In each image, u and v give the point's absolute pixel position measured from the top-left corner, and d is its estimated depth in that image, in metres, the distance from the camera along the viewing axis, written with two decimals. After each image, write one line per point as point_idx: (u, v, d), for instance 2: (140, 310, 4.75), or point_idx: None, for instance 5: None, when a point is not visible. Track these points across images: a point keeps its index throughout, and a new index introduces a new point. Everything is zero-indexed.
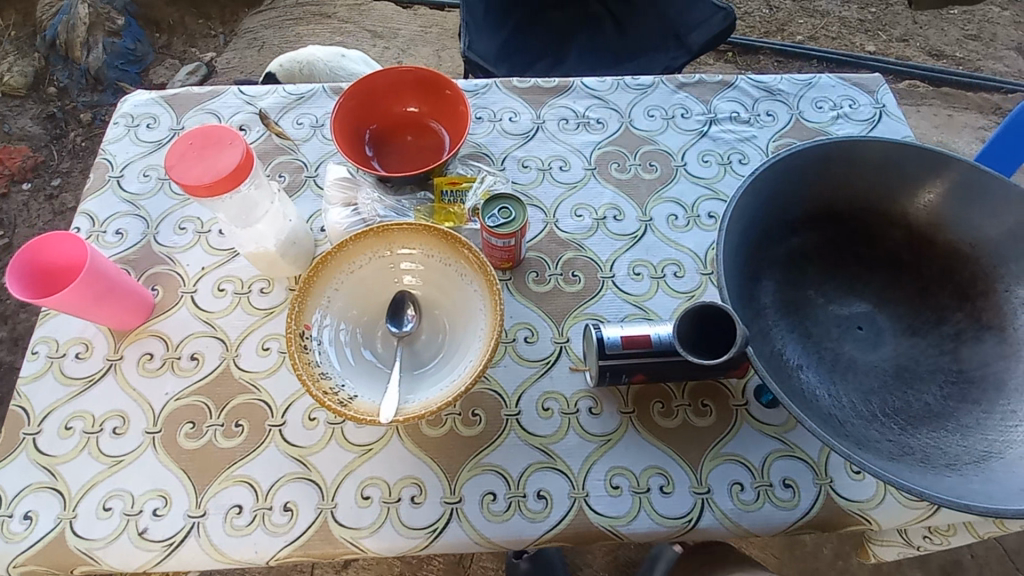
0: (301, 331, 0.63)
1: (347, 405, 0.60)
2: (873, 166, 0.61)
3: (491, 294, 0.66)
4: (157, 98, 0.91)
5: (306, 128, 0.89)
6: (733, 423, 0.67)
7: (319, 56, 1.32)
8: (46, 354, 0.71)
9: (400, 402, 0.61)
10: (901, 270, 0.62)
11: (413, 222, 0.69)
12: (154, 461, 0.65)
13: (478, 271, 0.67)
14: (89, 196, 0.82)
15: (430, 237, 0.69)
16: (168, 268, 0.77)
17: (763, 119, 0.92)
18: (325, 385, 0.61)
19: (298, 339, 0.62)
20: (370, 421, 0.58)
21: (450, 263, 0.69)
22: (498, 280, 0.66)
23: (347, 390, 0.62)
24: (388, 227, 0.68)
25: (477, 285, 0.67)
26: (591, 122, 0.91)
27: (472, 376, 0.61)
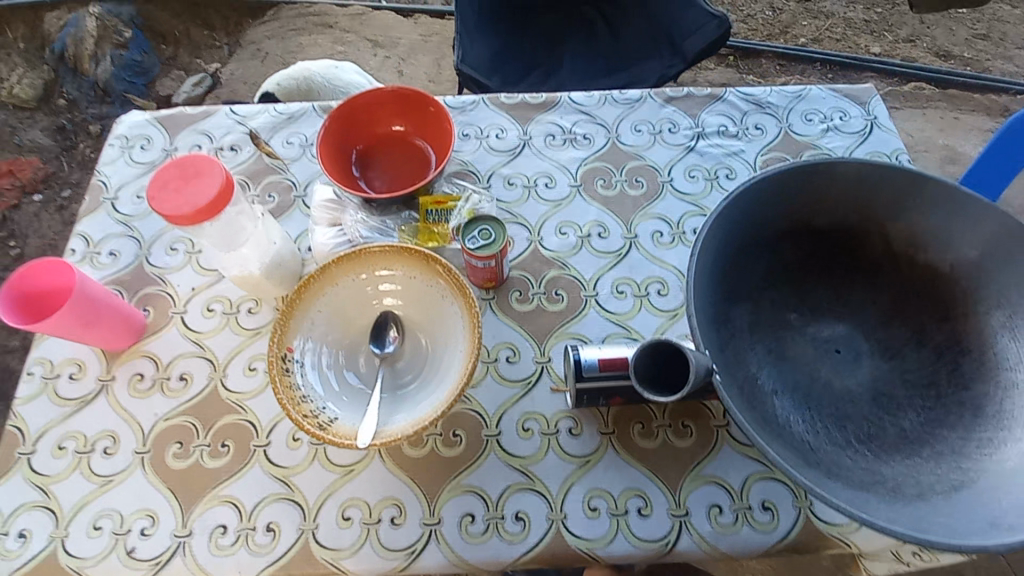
0: (283, 354, 0.64)
1: (327, 428, 0.61)
2: (852, 187, 0.60)
3: (469, 316, 0.66)
4: (151, 120, 0.92)
5: (296, 148, 0.90)
6: (713, 444, 0.66)
7: (314, 69, 1.34)
8: (41, 375, 0.73)
9: (378, 425, 0.62)
10: (882, 291, 0.62)
11: (393, 244, 0.70)
12: (143, 481, 0.66)
13: (458, 292, 0.68)
14: (84, 218, 0.84)
15: (411, 259, 0.70)
16: (160, 289, 0.79)
17: (751, 132, 0.91)
18: (305, 408, 0.62)
19: (279, 363, 0.64)
20: (348, 446, 0.59)
21: (430, 284, 0.70)
22: (477, 302, 0.67)
23: (328, 413, 0.63)
24: (370, 249, 0.69)
25: (457, 307, 0.68)
26: (578, 138, 0.91)
27: (450, 399, 0.61)
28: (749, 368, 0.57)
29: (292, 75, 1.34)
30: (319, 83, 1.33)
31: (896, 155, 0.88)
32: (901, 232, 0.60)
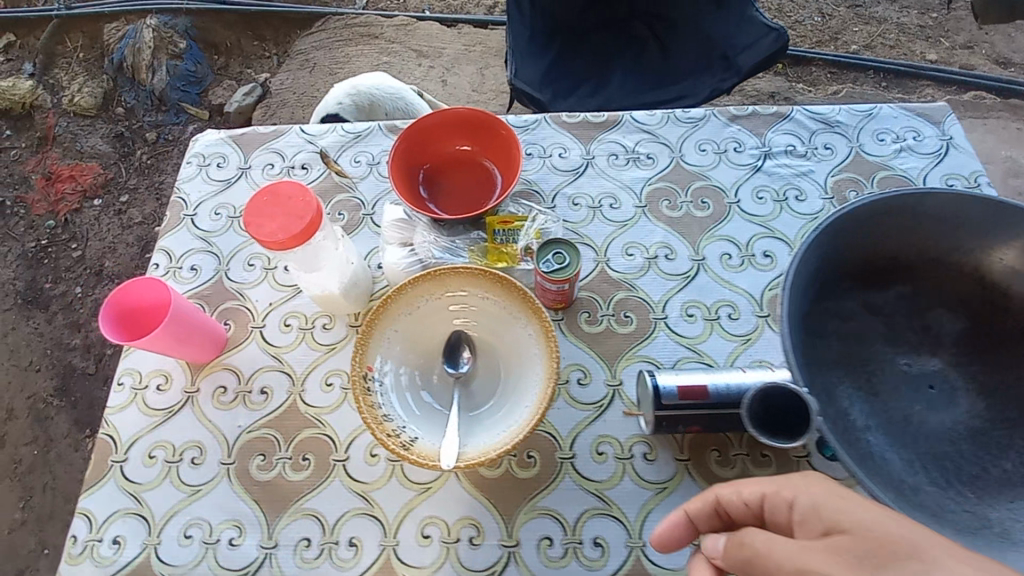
0: (364, 373, 0.66)
1: (410, 448, 0.63)
2: (949, 222, 0.58)
3: (546, 340, 0.67)
4: (226, 138, 0.96)
5: (364, 166, 0.92)
6: (793, 476, 0.68)
7: (363, 81, 1.39)
8: (131, 386, 0.76)
9: (460, 446, 0.64)
10: (972, 327, 0.60)
11: (467, 266, 0.71)
12: (229, 491, 0.69)
13: (532, 315, 0.69)
14: (166, 234, 0.87)
15: (485, 281, 0.71)
16: (238, 303, 0.82)
17: (821, 152, 0.89)
18: (387, 428, 0.64)
19: (361, 382, 0.65)
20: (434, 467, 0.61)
21: (504, 307, 0.71)
22: (553, 326, 0.68)
23: (408, 433, 0.65)
24: (445, 270, 0.71)
25: (532, 330, 0.69)
26: (641, 157, 0.90)
27: (531, 423, 0.63)
28: (836, 403, 0.56)
29: (352, 91, 1.37)
30: (378, 98, 1.36)
31: (975, 178, 0.86)
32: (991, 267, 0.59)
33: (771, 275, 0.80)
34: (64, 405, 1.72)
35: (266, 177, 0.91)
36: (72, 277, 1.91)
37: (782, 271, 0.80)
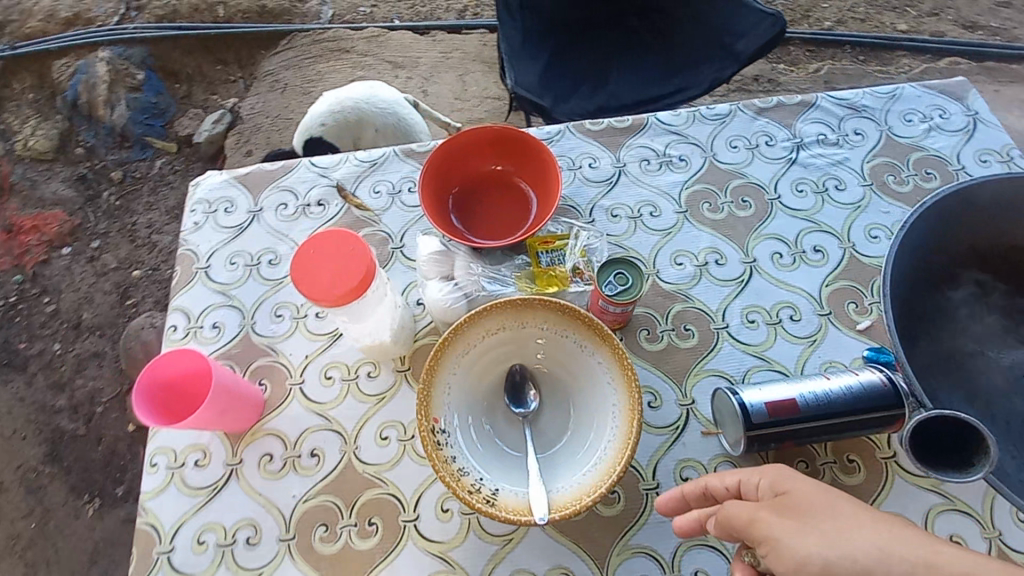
0: (432, 426, 0.61)
1: (495, 502, 0.59)
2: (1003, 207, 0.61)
3: (620, 366, 0.63)
4: (231, 180, 0.90)
5: (384, 196, 0.86)
6: (885, 479, 0.66)
7: (349, 94, 1.19)
8: (166, 466, 0.70)
9: (547, 492, 0.59)
10: None
11: (523, 297, 0.66)
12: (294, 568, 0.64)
13: (600, 341, 0.65)
14: (179, 292, 0.81)
15: (545, 310, 0.66)
16: (271, 360, 0.76)
17: (852, 139, 0.88)
18: (466, 483, 0.60)
19: (431, 436, 0.61)
20: (525, 521, 0.57)
21: (567, 335, 0.66)
22: (626, 350, 0.63)
23: (488, 485, 0.60)
24: (501, 304, 0.66)
25: (602, 357, 0.65)
26: (673, 160, 0.87)
27: (619, 459, 0.59)
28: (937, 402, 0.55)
29: (336, 108, 1.18)
30: (368, 114, 1.18)
31: (1007, 151, 0.86)
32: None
33: (824, 271, 0.78)
34: (56, 471, 1.51)
35: (280, 219, 0.86)
36: (36, 335, 1.69)
37: (834, 266, 0.78)
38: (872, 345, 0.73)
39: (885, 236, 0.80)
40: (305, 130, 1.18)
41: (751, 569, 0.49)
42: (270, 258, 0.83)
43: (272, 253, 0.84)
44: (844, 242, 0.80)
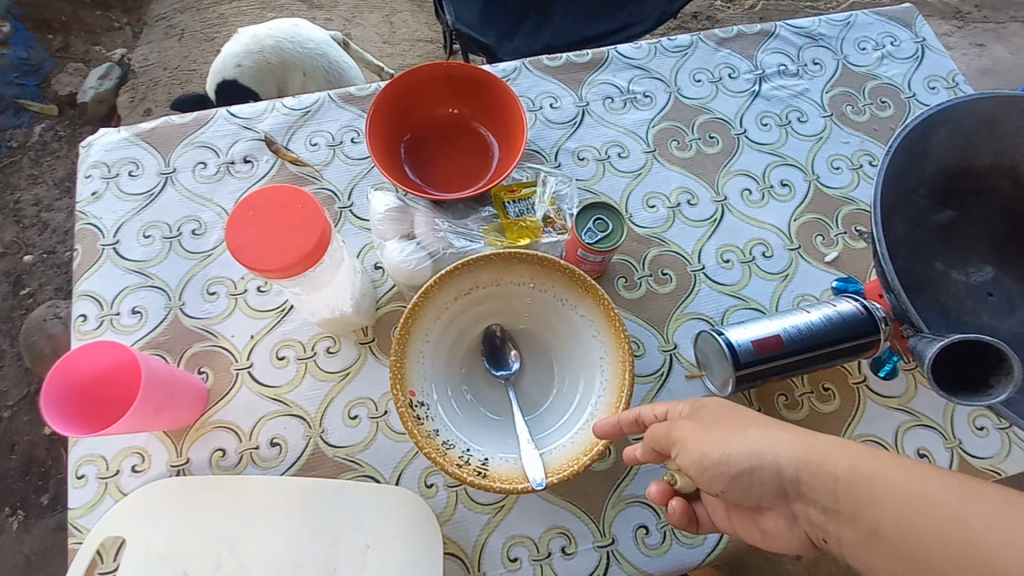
0: (409, 401, 0.56)
1: (486, 473, 0.54)
2: (979, 125, 0.61)
3: (606, 317, 0.59)
4: (132, 138, 0.76)
5: (323, 149, 0.76)
6: (858, 404, 0.68)
7: (270, 31, 1.04)
8: (96, 477, 0.61)
9: (540, 455, 0.56)
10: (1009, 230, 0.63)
11: (497, 252, 0.60)
12: (263, 553, 0.57)
13: (582, 293, 0.60)
14: (83, 275, 0.69)
15: (521, 265, 0.61)
16: (211, 344, 0.66)
17: (811, 69, 0.87)
18: (453, 457, 0.55)
19: (409, 411, 0.55)
20: (521, 489, 0.53)
21: (545, 289, 0.61)
22: (611, 300, 0.59)
23: (477, 455, 0.56)
24: (471, 261, 0.60)
25: (585, 310, 0.60)
26: (638, 97, 0.83)
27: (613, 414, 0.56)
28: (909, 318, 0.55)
29: (253, 44, 1.03)
30: (291, 52, 1.03)
31: (953, 77, 0.87)
32: (1006, 169, 0.62)
33: (792, 205, 0.77)
34: None
35: (200, 180, 0.74)
36: None
37: (801, 200, 0.78)
38: (840, 275, 0.73)
39: (846, 166, 0.80)
40: (219, 72, 1.03)
41: (667, 484, 0.54)
42: (193, 227, 0.72)
43: (194, 222, 0.72)
44: (809, 175, 0.79)
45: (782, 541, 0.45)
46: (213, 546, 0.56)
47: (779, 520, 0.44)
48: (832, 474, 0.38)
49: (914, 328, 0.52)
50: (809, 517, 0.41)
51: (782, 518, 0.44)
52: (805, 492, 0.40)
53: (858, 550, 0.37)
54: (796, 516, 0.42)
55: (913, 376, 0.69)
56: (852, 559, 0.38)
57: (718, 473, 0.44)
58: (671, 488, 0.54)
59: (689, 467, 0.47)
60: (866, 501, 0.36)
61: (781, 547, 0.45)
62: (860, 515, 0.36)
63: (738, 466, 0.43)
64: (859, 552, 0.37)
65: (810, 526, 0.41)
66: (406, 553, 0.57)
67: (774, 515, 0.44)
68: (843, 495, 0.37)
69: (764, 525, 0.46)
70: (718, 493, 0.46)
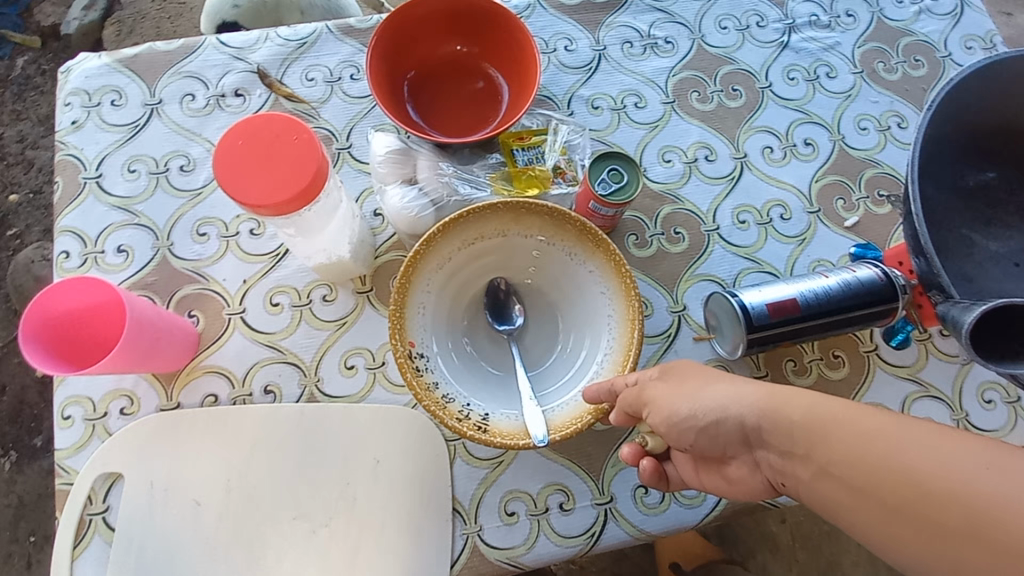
0: (408, 352, 0.54)
1: (486, 428, 0.53)
2: None
3: (616, 273, 0.56)
4: (114, 64, 0.71)
5: (321, 86, 0.71)
6: (867, 372, 0.66)
7: None
8: (83, 418, 0.59)
9: (542, 412, 0.54)
10: None
11: (505, 202, 0.57)
12: (273, 478, 0.57)
13: (592, 248, 0.57)
14: (65, 210, 0.65)
15: (530, 216, 0.57)
16: (201, 287, 0.63)
17: (844, 21, 0.81)
18: (454, 411, 0.53)
19: (408, 362, 0.53)
20: (522, 445, 0.52)
21: (554, 243, 0.58)
22: (622, 257, 0.56)
23: (477, 411, 0.54)
24: (478, 209, 0.56)
25: (594, 266, 0.58)
26: (659, 43, 0.77)
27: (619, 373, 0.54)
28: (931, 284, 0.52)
29: None
30: None
31: (991, 37, 0.82)
32: None
33: (814, 165, 0.74)
34: None
35: (188, 114, 0.69)
36: None
37: (824, 160, 0.74)
38: (858, 241, 0.71)
39: (873, 127, 0.76)
40: (215, 12, 0.95)
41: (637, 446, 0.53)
42: (181, 162, 0.67)
43: (183, 157, 0.67)
44: (834, 134, 0.75)
45: (746, 491, 0.43)
46: (222, 475, 0.57)
47: (742, 469, 0.43)
48: (788, 418, 0.37)
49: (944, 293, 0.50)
50: (768, 463, 0.39)
51: (744, 466, 0.42)
52: (764, 438, 0.38)
53: (813, 489, 0.36)
54: (757, 463, 0.41)
55: (925, 346, 0.67)
56: (809, 500, 0.36)
57: (695, 427, 0.43)
58: (642, 449, 0.53)
59: (659, 426, 0.46)
60: (817, 438, 0.35)
61: (746, 495, 0.43)
62: (813, 451, 0.35)
63: (704, 420, 0.42)
64: (814, 490, 0.36)
65: (770, 472, 0.39)
66: (412, 465, 0.58)
67: (737, 464, 0.43)
68: (798, 435, 0.36)
69: (728, 476, 0.45)
70: (686, 447, 0.45)
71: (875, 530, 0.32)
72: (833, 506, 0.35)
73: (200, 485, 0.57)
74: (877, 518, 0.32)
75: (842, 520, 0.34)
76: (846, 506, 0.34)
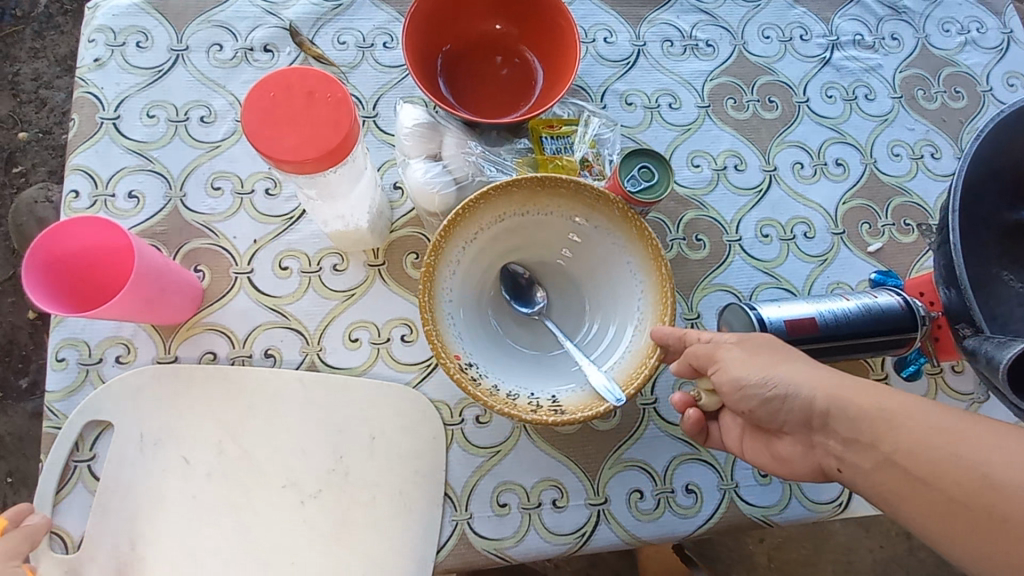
0: (460, 364, 0.51)
1: (562, 408, 0.50)
2: None
3: (623, 219, 0.54)
4: (143, 5, 0.69)
5: (352, 50, 0.69)
6: None
7: None
8: (77, 362, 0.57)
9: (604, 372, 0.53)
10: None
11: (489, 186, 0.53)
12: (266, 443, 0.56)
13: (592, 202, 0.55)
14: (79, 148, 0.63)
15: (521, 194, 0.55)
16: (211, 242, 0.62)
17: (888, 44, 0.80)
18: (524, 404, 0.50)
19: (464, 375, 0.50)
20: (605, 411, 0.50)
21: (552, 212, 0.56)
22: (619, 201, 0.54)
23: (545, 395, 0.52)
24: (469, 203, 0.53)
25: (598, 222, 0.55)
26: (699, 45, 0.76)
27: (664, 311, 0.52)
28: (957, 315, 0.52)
29: None
30: None
31: None
32: None
33: (844, 186, 0.72)
34: None
35: (214, 64, 0.67)
36: None
37: (854, 182, 0.73)
38: (880, 268, 0.69)
39: (906, 154, 0.75)
40: None
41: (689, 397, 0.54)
42: (201, 113, 0.66)
43: (204, 108, 0.66)
44: (866, 157, 0.74)
45: (793, 467, 0.48)
46: (216, 434, 0.56)
47: (795, 446, 0.47)
48: None
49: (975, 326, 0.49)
50: (826, 448, 0.43)
51: (799, 445, 0.47)
52: (829, 424, 0.42)
53: (871, 477, 0.40)
54: (813, 446, 0.45)
55: (936, 381, 0.66)
56: (864, 486, 0.41)
57: (753, 397, 0.46)
58: (692, 402, 0.54)
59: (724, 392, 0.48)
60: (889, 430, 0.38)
61: (791, 471, 0.49)
62: (879, 442, 0.39)
63: (772, 395, 0.45)
64: (872, 478, 0.40)
65: (825, 456, 0.44)
66: (408, 445, 0.57)
67: (791, 441, 0.48)
68: (866, 426, 0.40)
69: (777, 449, 0.49)
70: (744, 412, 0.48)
71: (930, 521, 0.37)
72: (889, 494, 0.39)
73: (194, 440, 0.56)
74: (934, 506, 0.36)
75: (898, 510, 0.39)
76: (903, 496, 0.38)
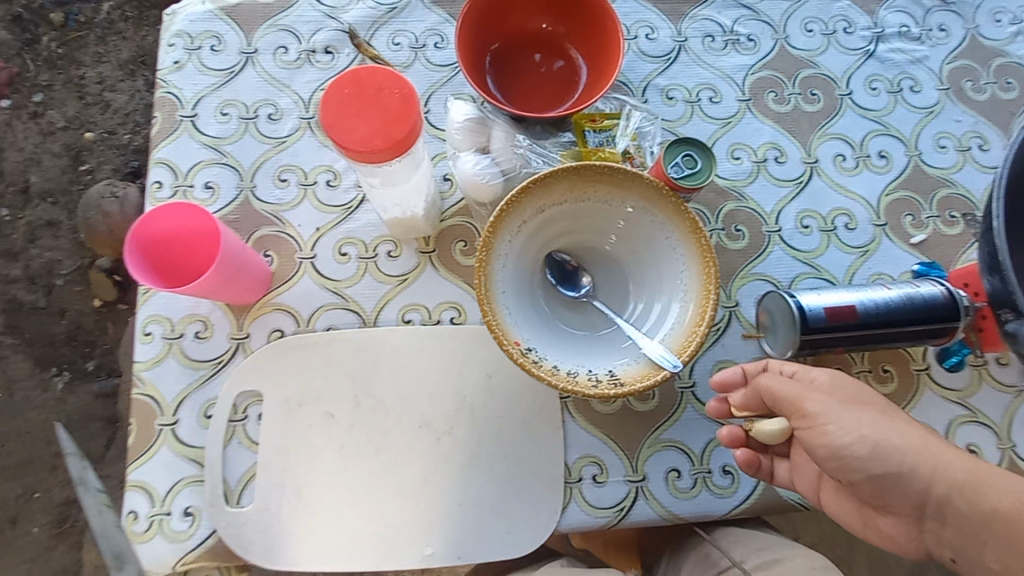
0: (522, 350, 0.54)
1: (620, 381, 0.54)
2: None
3: (658, 197, 0.56)
4: (217, 11, 0.74)
5: (406, 50, 0.73)
6: (916, 390, 0.65)
7: None
8: (162, 336, 0.64)
9: (656, 342, 0.56)
10: None
11: (529, 182, 0.56)
12: (327, 415, 0.61)
13: (625, 185, 0.57)
14: (162, 142, 0.70)
15: (559, 188, 0.57)
16: (278, 230, 0.67)
17: (935, 35, 0.79)
18: (585, 380, 0.54)
19: (526, 359, 0.53)
20: (660, 379, 0.53)
21: (589, 199, 0.58)
22: (652, 181, 0.56)
23: (603, 370, 0.55)
24: (512, 200, 0.56)
25: (633, 202, 0.57)
26: (740, 40, 0.77)
27: (708, 280, 0.55)
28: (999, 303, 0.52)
29: None
30: None
31: None
32: None
33: (887, 178, 0.73)
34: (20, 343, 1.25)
35: (279, 65, 0.72)
36: None
37: (898, 173, 0.73)
38: (923, 259, 0.70)
39: (952, 146, 0.74)
40: None
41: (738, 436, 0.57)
42: (269, 111, 0.71)
43: (271, 106, 0.71)
44: (910, 150, 0.74)
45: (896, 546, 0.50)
46: (284, 404, 0.61)
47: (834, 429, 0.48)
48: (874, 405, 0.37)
49: (1016, 312, 0.50)
50: None
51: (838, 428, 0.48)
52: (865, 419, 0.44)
53: None
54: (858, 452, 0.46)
55: (979, 372, 0.66)
56: None
57: None
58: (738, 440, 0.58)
59: None
60: None
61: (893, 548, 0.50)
62: None
63: None
64: None
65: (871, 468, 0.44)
66: (458, 420, 0.61)
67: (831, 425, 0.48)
68: None
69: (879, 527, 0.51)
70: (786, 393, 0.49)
71: None
72: None
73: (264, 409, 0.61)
74: None
75: None
76: None
